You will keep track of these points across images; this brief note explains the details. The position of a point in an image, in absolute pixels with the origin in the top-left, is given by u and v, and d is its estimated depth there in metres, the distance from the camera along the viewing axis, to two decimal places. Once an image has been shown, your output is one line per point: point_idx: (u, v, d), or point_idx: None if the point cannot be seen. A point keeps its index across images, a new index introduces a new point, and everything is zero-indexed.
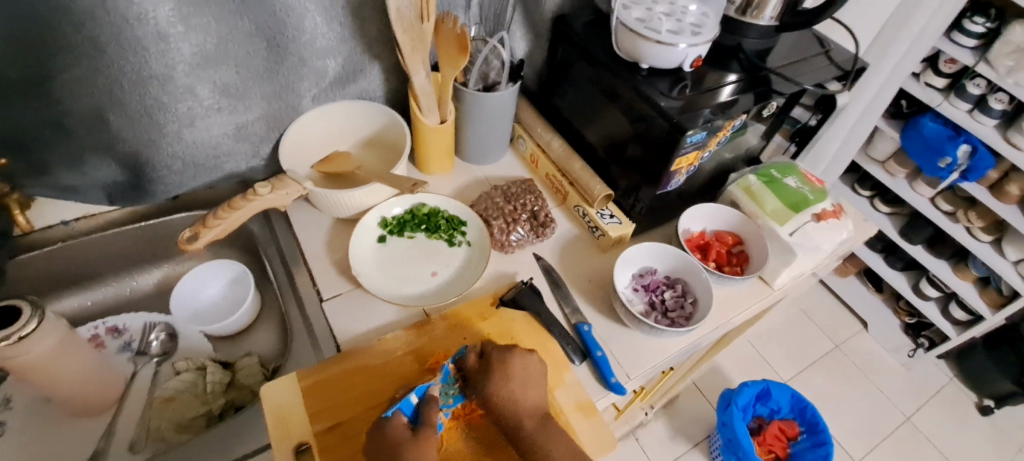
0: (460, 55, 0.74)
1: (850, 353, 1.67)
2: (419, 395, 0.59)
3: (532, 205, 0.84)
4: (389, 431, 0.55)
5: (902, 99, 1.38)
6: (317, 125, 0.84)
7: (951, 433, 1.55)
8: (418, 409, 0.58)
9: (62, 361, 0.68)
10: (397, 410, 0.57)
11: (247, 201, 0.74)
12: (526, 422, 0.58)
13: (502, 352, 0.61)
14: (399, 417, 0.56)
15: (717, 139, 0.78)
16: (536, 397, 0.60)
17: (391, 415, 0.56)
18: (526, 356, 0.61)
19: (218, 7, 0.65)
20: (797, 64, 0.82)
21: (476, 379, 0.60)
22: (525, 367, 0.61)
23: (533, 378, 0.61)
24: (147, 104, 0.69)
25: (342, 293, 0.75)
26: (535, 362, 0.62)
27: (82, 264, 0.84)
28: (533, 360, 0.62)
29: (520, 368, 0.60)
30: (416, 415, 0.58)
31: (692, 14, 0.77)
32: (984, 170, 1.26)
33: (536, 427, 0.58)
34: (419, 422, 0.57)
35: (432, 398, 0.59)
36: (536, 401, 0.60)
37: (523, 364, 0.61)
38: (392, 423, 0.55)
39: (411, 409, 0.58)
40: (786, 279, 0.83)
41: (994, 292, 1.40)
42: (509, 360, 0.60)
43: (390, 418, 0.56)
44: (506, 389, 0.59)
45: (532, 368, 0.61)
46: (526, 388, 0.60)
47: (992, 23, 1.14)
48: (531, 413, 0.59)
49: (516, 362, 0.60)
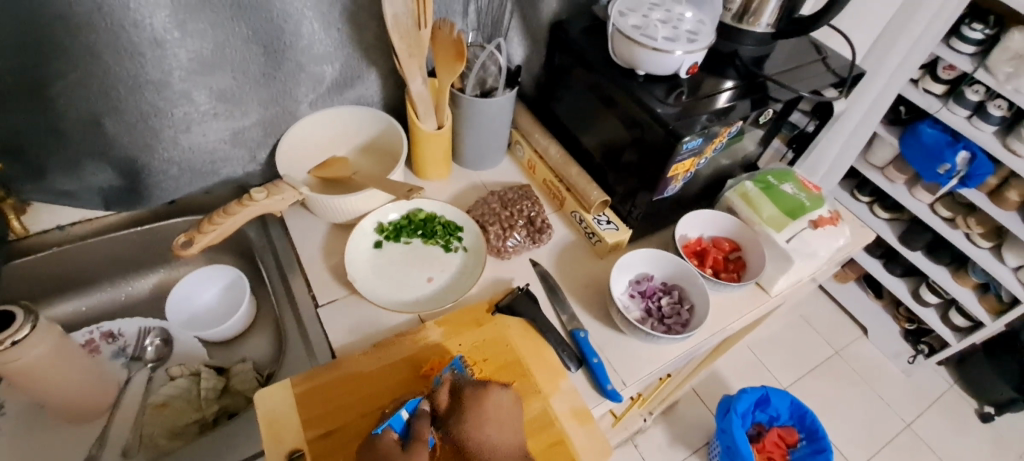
0: (458, 60, 0.75)
1: (850, 359, 1.66)
2: (410, 410, 0.57)
3: (528, 211, 0.84)
4: (378, 446, 0.53)
5: (901, 105, 1.38)
6: (315, 132, 0.85)
7: (952, 440, 1.54)
8: (408, 424, 0.56)
9: (56, 366, 0.68)
10: (386, 427, 0.55)
11: (243, 206, 0.73)
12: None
13: (475, 389, 0.59)
14: (390, 433, 0.54)
15: (714, 145, 0.78)
16: (513, 439, 0.58)
17: (381, 432, 0.55)
18: (497, 395, 0.60)
19: (214, 14, 0.65)
20: (794, 70, 0.82)
21: (448, 420, 0.57)
22: (498, 405, 0.60)
23: (507, 420, 0.59)
24: (142, 109, 0.69)
25: (337, 299, 0.75)
26: (509, 399, 0.61)
27: (78, 268, 0.84)
28: (505, 398, 0.61)
29: (495, 406, 0.59)
30: (407, 430, 0.55)
31: (688, 20, 0.77)
32: (982, 176, 1.26)
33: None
34: (407, 438, 0.55)
35: (422, 413, 0.56)
36: (513, 444, 0.57)
37: (497, 404, 0.60)
38: (382, 440, 0.54)
39: (401, 424, 0.56)
40: (783, 286, 0.82)
41: (994, 299, 1.39)
42: (481, 396, 0.59)
43: (380, 434, 0.54)
44: (484, 426, 0.57)
45: (504, 405, 0.60)
46: (501, 429, 0.58)
47: (991, 30, 1.14)
48: (509, 459, 0.56)
49: (490, 401, 0.59)
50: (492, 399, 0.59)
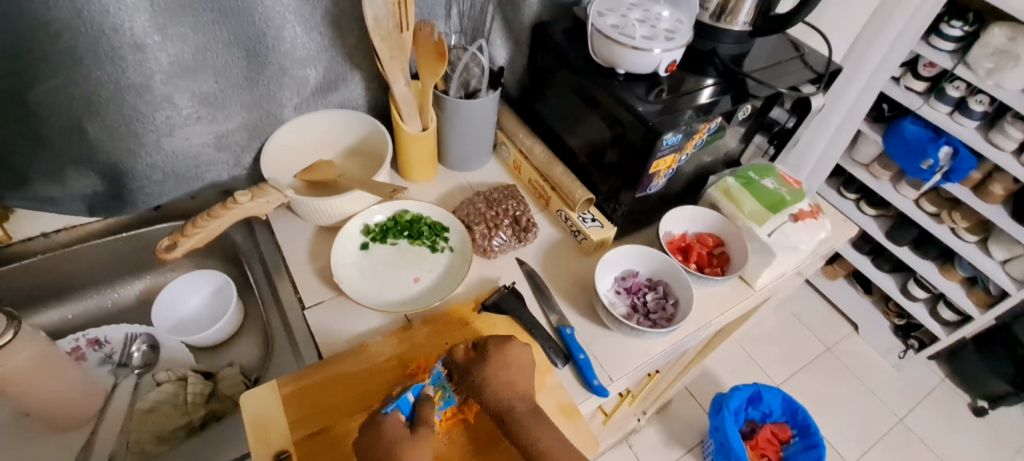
0: (438, 62, 0.75)
1: (841, 355, 1.67)
2: (415, 394, 0.60)
3: (513, 210, 0.85)
4: (384, 430, 0.54)
5: (883, 103, 1.40)
6: (297, 136, 0.85)
7: (946, 433, 1.55)
8: (415, 407, 0.58)
9: (39, 373, 0.67)
10: (394, 408, 0.57)
11: (227, 209, 0.73)
12: (519, 408, 0.59)
13: (498, 341, 0.62)
14: (397, 415, 0.56)
15: (694, 141, 0.78)
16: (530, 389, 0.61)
17: (387, 412, 0.56)
18: (520, 347, 0.63)
19: (195, 17, 0.66)
20: (773, 68, 0.84)
21: (465, 378, 0.60)
22: (520, 354, 0.62)
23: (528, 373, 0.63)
24: (125, 113, 0.69)
25: (325, 300, 0.76)
26: (530, 352, 0.63)
27: (64, 275, 0.84)
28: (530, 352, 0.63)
29: (517, 357, 0.62)
30: (414, 413, 0.58)
31: (665, 20, 0.78)
32: (966, 171, 1.28)
33: (533, 419, 0.59)
34: (414, 420, 0.57)
35: (428, 396, 0.59)
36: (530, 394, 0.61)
37: (521, 357, 0.62)
38: (388, 420, 0.56)
39: (408, 406, 0.58)
40: (767, 279, 0.83)
41: (982, 292, 1.40)
42: (508, 343, 0.63)
43: (388, 414, 0.56)
44: (503, 377, 0.60)
45: (525, 360, 0.62)
46: (522, 378, 0.61)
47: (970, 26, 1.16)
48: (520, 398, 0.60)
49: (512, 352, 0.62)
50: (513, 352, 0.62)
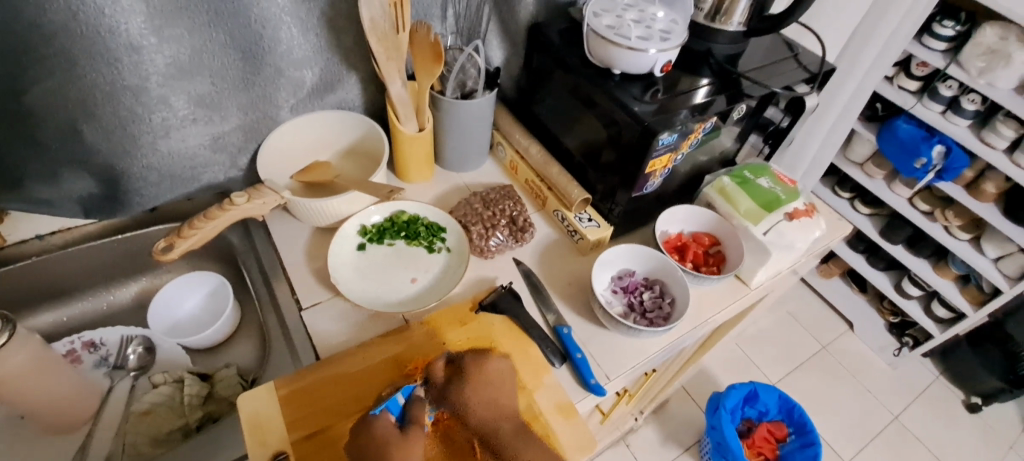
0: (435, 62, 0.76)
1: (836, 352, 1.68)
2: (405, 396, 0.64)
3: (510, 210, 0.85)
4: (375, 429, 0.61)
5: (877, 103, 1.41)
6: (294, 138, 0.85)
7: (940, 430, 1.56)
8: (405, 410, 0.63)
9: (34, 376, 0.67)
10: (385, 410, 0.62)
11: (223, 211, 0.73)
12: (502, 424, 0.63)
13: (475, 356, 0.68)
14: (387, 416, 0.62)
15: (690, 141, 0.78)
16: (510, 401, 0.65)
17: (378, 413, 0.62)
18: (498, 361, 0.68)
19: (191, 19, 0.66)
20: (768, 67, 0.84)
21: (446, 390, 0.65)
22: (497, 369, 0.67)
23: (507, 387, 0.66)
24: (121, 115, 0.69)
25: (322, 301, 0.76)
26: (507, 366, 0.68)
27: (59, 278, 0.84)
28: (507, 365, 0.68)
29: (494, 371, 0.67)
30: (404, 415, 0.62)
31: (660, 20, 0.79)
32: (958, 169, 1.29)
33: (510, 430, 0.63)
34: (404, 421, 0.62)
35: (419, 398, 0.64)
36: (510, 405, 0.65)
37: (498, 369, 0.67)
38: (380, 422, 0.61)
39: (398, 409, 0.63)
40: (762, 278, 0.84)
41: (975, 290, 1.42)
42: (485, 358, 0.68)
43: (378, 416, 0.62)
44: (481, 391, 0.65)
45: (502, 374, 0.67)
46: (501, 391, 0.65)
47: (962, 26, 1.17)
48: (501, 416, 0.64)
49: (489, 367, 0.67)
50: (491, 367, 0.67)
